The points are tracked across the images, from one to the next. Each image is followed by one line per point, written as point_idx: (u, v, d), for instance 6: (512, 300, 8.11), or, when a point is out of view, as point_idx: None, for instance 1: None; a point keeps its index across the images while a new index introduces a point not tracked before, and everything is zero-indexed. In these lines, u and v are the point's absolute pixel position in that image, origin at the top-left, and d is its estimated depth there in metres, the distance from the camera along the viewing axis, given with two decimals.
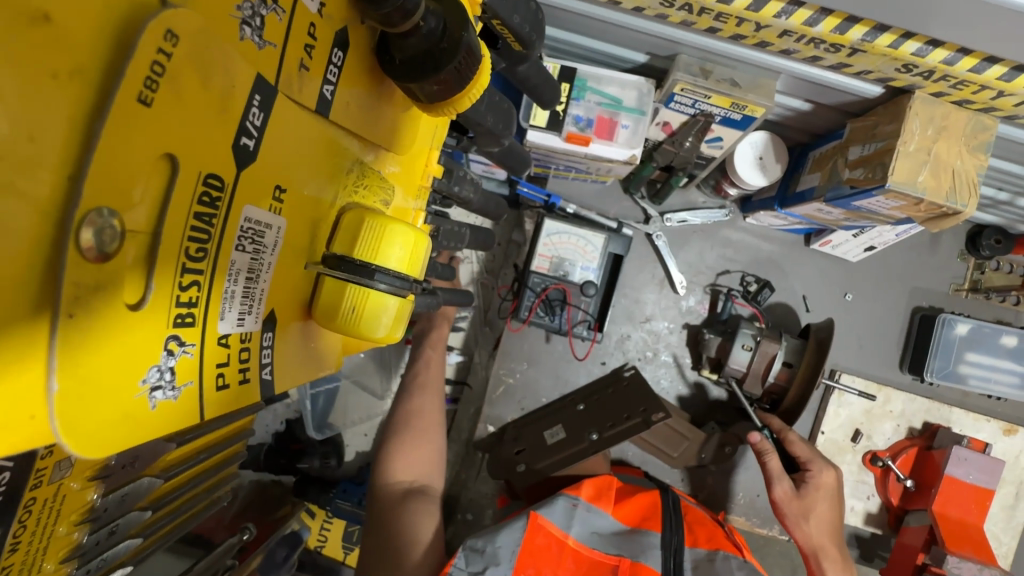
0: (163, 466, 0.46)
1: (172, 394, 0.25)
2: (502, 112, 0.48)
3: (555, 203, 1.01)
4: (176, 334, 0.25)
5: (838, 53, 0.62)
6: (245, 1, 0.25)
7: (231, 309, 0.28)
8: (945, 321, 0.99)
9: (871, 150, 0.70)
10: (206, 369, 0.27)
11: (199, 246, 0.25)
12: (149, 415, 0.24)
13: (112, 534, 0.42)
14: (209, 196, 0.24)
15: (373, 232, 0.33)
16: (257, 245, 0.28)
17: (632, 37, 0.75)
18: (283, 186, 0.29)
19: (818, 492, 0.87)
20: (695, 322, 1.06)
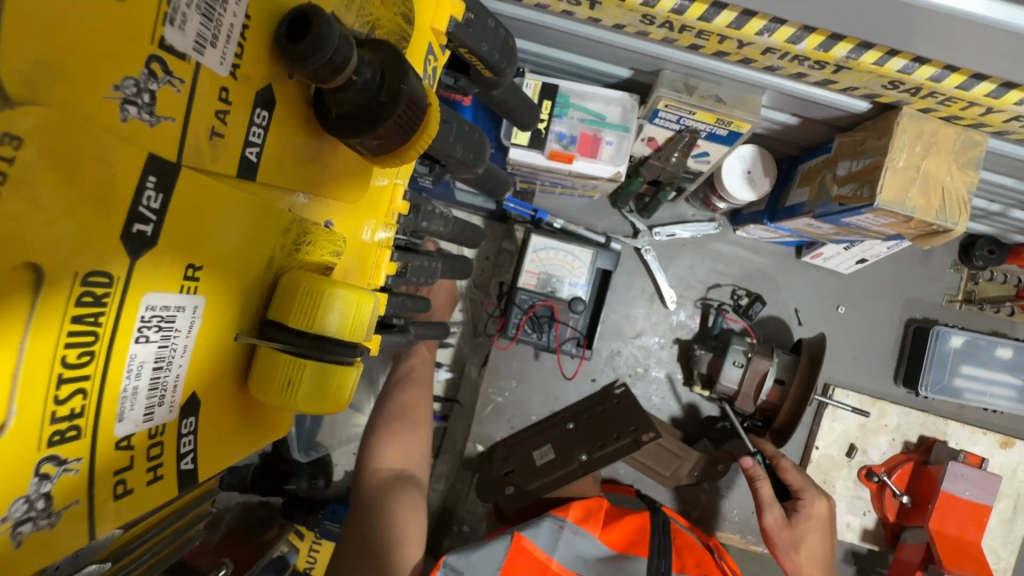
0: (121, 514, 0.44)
1: (47, 522, 0.22)
2: (473, 141, 0.46)
3: (542, 219, 1.00)
4: (53, 454, 0.22)
5: (823, 70, 0.60)
6: (129, 76, 0.22)
7: (133, 408, 0.25)
8: (939, 334, 0.97)
9: (860, 166, 0.68)
10: (100, 479, 0.25)
11: (81, 354, 0.22)
12: (15, 553, 0.21)
13: None
14: (92, 297, 0.22)
15: (312, 298, 0.31)
16: (166, 332, 0.26)
17: (614, 53, 0.73)
18: (199, 264, 0.26)
19: (809, 521, 0.86)
20: (686, 336, 1.04)
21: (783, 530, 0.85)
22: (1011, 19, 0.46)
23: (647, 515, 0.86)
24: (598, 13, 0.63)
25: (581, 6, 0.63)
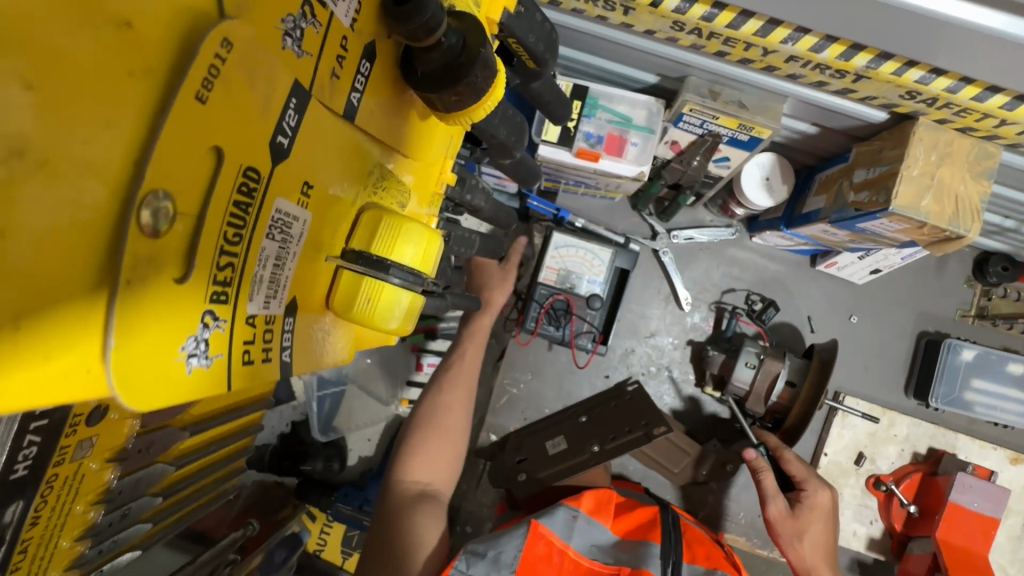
0: (175, 453, 0.48)
1: (204, 364, 0.24)
2: (515, 125, 0.50)
3: (564, 217, 1.03)
4: (212, 309, 0.24)
5: (843, 79, 0.64)
6: (289, 14, 0.26)
7: (259, 292, 0.28)
8: (951, 346, 0.98)
9: (876, 173, 0.71)
10: (235, 345, 0.27)
11: (236, 231, 0.25)
12: (186, 380, 0.24)
13: (125, 517, 0.44)
14: (247, 186, 0.25)
15: (389, 231, 0.35)
16: (285, 235, 0.29)
17: (644, 59, 0.77)
18: (310, 182, 0.30)
19: (813, 512, 0.87)
20: (699, 338, 1.07)
21: (786, 520, 0.86)
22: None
23: (658, 510, 0.87)
24: (631, 19, 0.67)
25: (615, 12, 0.67)
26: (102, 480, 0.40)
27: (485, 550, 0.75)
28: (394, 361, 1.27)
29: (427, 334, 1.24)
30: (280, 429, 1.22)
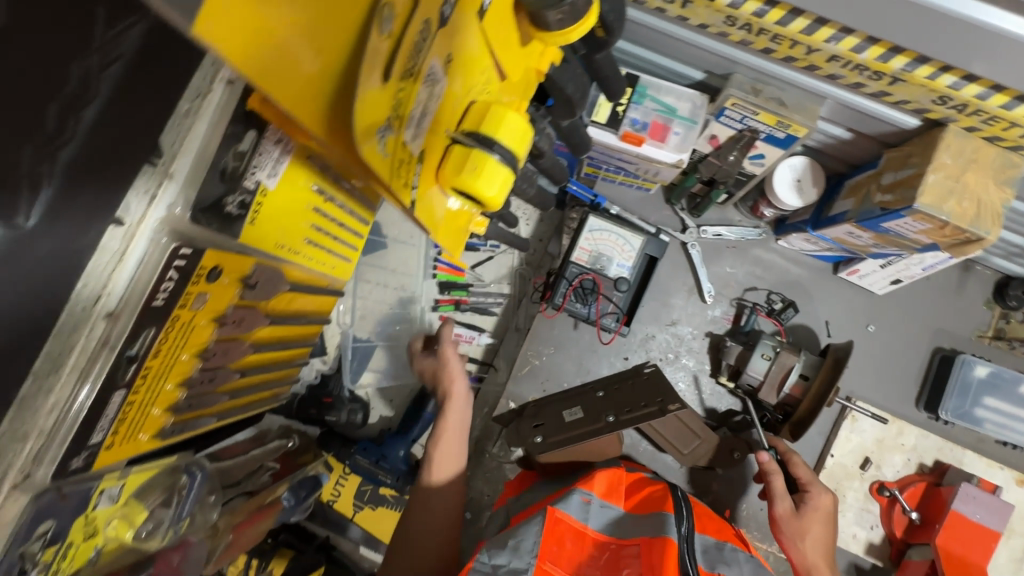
0: (254, 338, 0.57)
1: (380, 154, 0.30)
2: (582, 82, 0.56)
3: (600, 203, 1.09)
4: (393, 116, 0.30)
5: (880, 81, 0.69)
6: None
7: (413, 127, 0.33)
8: (964, 361, 1.01)
9: (903, 175, 0.76)
10: (393, 161, 0.32)
11: (415, 64, 0.31)
12: (372, 160, 0.29)
13: (211, 379, 0.53)
14: (425, 30, 0.31)
15: (495, 116, 0.40)
16: (433, 89, 0.34)
17: (694, 54, 0.83)
18: (453, 55, 0.35)
19: (817, 513, 0.87)
20: (718, 331, 1.11)
21: (791, 519, 0.86)
22: None
23: (667, 487, 0.85)
24: (687, 12, 0.74)
25: (673, 5, 0.73)
26: (202, 340, 0.48)
27: (504, 540, 0.75)
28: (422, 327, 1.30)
29: (457, 304, 1.29)
30: (308, 379, 1.28)
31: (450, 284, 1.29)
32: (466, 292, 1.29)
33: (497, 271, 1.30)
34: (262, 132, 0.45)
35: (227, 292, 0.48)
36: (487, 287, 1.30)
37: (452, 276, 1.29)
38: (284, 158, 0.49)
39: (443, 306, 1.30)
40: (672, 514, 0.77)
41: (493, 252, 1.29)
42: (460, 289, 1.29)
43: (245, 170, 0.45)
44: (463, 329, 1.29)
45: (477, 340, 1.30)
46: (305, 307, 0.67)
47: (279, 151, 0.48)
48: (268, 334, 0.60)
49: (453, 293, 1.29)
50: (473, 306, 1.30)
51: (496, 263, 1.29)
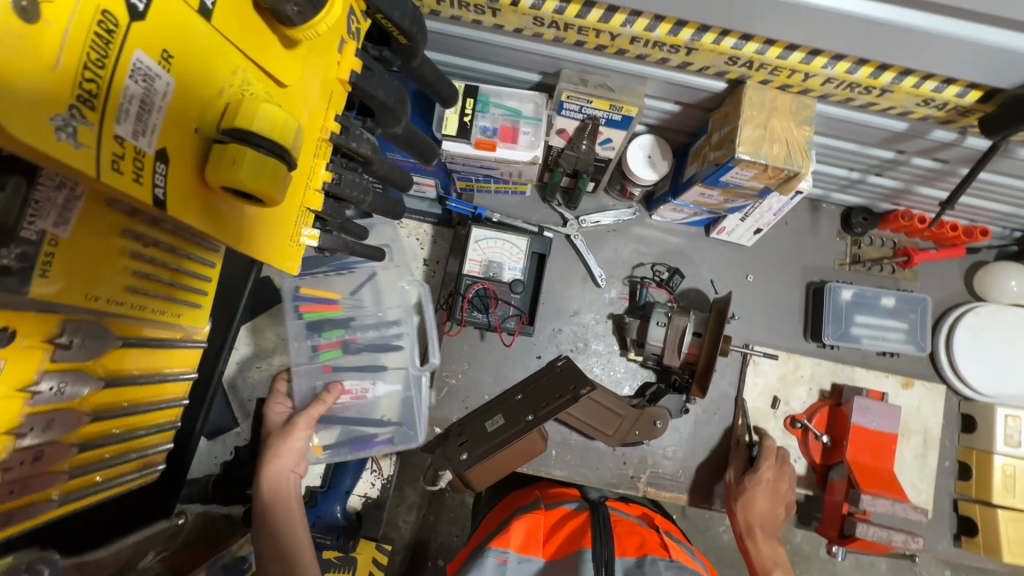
0: (91, 406, 0.60)
1: (72, 138, 0.30)
2: (393, 89, 0.58)
3: (481, 214, 1.13)
4: (77, 106, 0.30)
5: (679, 53, 0.77)
6: None
7: (127, 120, 0.33)
8: (831, 289, 1.12)
9: (724, 132, 0.84)
10: (104, 150, 0.32)
11: (97, 58, 0.31)
12: (67, 146, 0.30)
13: (36, 459, 0.54)
14: (106, 25, 0.31)
15: (247, 108, 0.39)
16: (148, 85, 0.34)
17: (522, 58, 0.88)
18: (169, 51, 0.35)
19: (761, 485, 1.00)
20: (619, 311, 1.16)
21: (733, 488, 1.02)
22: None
23: (587, 513, 0.87)
24: (500, 20, 0.78)
25: (485, 15, 0.77)
26: (11, 417, 0.50)
27: None
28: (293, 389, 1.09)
29: (345, 347, 1.12)
30: (223, 457, 1.22)
31: (324, 324, 1.14)
32: (346, 329, 1.14)
33: (388, 303, 1.16)
34: (34, 178, 0.42)
35: (30, 355, 0.50)
36: (376, 317, 1.15)
37: (323, 313, 1.14)
38: (76, 203, 0.46)
39: (325, 353, 1.12)
40: (590, 548, 0.79)
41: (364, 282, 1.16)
42: (335, 328, 1.14)
43: (20, 220, 0.42)
44: (356, 377, 1.11)
45: (372, 390, 1.12)
46: (154, 363, 0.68)
47: (64, 197, 0.45)
48: (111, 401, 0.62)
49: (332, 335, 1.13)
50: (367, 344, 1.14)
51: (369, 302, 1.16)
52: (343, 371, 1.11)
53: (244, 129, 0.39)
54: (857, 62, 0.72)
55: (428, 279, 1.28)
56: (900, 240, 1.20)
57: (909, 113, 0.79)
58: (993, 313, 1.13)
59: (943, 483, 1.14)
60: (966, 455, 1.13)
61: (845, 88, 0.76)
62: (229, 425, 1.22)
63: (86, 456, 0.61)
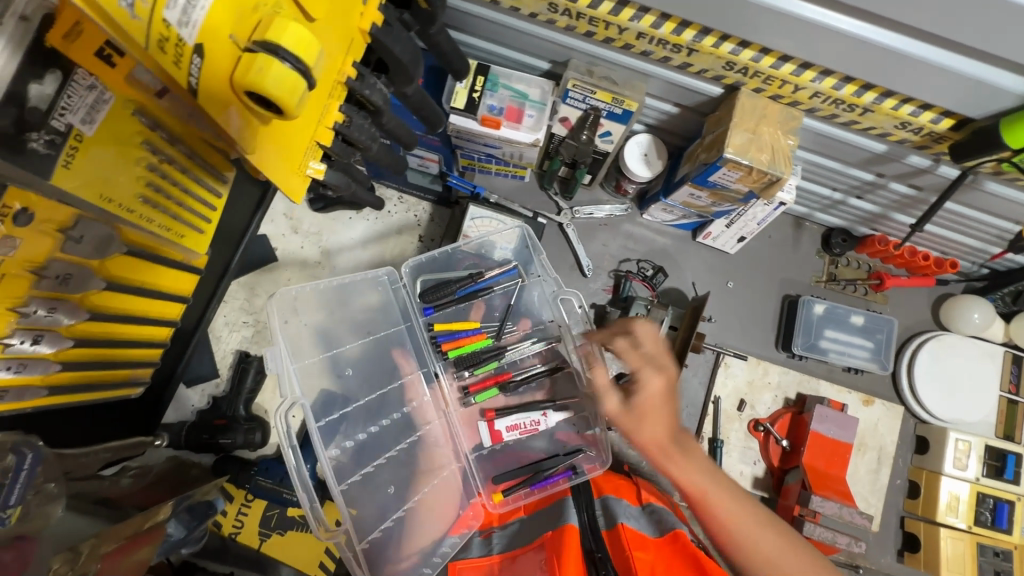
0: (91, 307, 0.65)
1: (126, 7, 0.37)
2: (410, 48, 0.62)
3: (479, 193, 1.15)
4: None
5: (681, 53, 0.82)
6: None
7: (173, 8, 0.39)
8: (805, 302, 1.17)
9: (716, 133, 0.89)
10: (149, 27, 0.39)
11: None
12: (121, 13, 0.37)
13: (34, 343, 0.60)
14: None
15: (281, 22, 0.42)
16: None
17: (536, 44, 0.93)
18: None
19: (649, 402, 0.75)
20: (601, 302, 1.20)
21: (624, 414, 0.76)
22: (791, 7, 0.67)
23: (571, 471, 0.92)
24: (517, 3, 0.82)
25: None
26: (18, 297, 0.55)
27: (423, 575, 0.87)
28: (454, 435, 0.96)
29: (502, 385, 0.96)
30: (199, 405, 1.23)
31: (474, 359, 0.96)
32: (498, 362, 0.97)
33: (500, 330, 0.99)
34: (70, 74, 0.46)
35: (43, 242, 0.55)
36: (522, 344, 0.99)
37: (470, 346, 0.97)
38: (103, 107, 0.51)
39: (479, 394, 0.96)
40: (572, 496, 0.87)
41: (499, 299, 1.01)
42: (487, 363, 0.96)
43: (51, 110, 0.46)
44: (519, 415, 0.95)
45: (546, 422, 0.95)
46: (148, 277, 0.72)
47: (93, 98, 0.49)
48: (110, 309, 0.68)
49: (484, 372, 0.97)
50: (524, 375, 0.97)
51: (389, 361, 0.96)
52: (504, 412, 0.95)
53: (277, 41, 0.42)
54: (843, 79, 0.77)
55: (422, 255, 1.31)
56: (875, 264, 1.25)
57: (888, 135, 0.85)
58: (954, 342, 1.18)
59: (892, 500, 1.19)
60: (916, 475, 1.17)
61: (831, 104, 0.82)
62: (209, 374, 1.24)
63: (78, 354, 0.67)
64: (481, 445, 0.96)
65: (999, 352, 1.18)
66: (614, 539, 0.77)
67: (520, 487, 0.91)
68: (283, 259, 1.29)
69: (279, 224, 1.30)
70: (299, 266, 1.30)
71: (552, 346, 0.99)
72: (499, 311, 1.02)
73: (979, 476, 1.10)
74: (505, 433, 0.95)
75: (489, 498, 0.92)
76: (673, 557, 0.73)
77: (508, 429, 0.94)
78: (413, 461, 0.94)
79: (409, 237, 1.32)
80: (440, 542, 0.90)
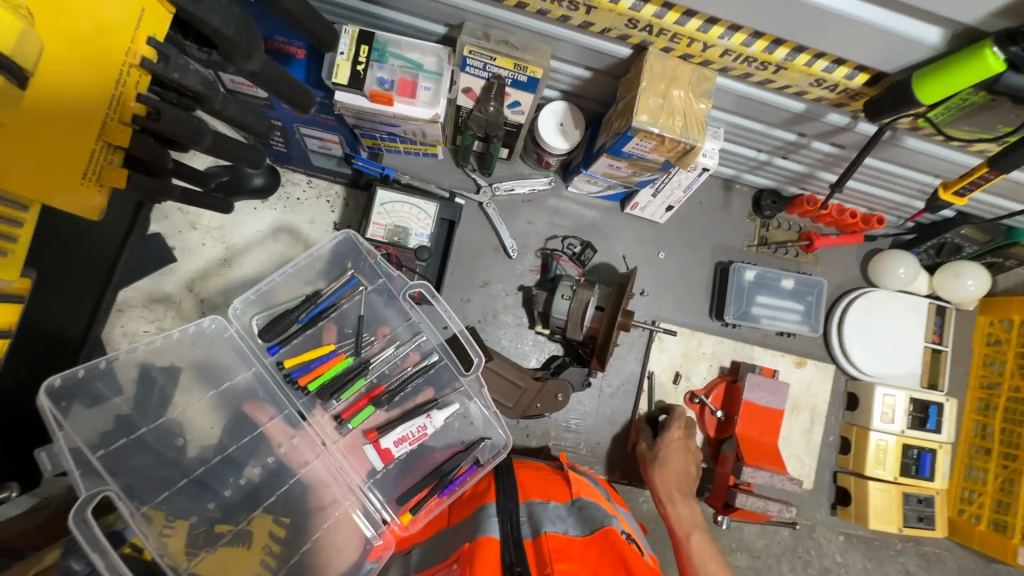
0: None
1: None
2: (236, 19, 0.51)
3: (389, 175, 1.06)
4: None
5: (579, 11, 0.73)
6: None
7: None
8: (736, 269, 1.15)
9: (625, 100, 0.83)
10: None
11: None
12: None
13: None
14: None
15: None
16: None
17: (424, 5, 0.82)
18: None
19: (675, 442, 1.02)
20: (529, 283, 1.14)
21: (650, 447, 1.04)
22: None
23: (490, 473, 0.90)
24: None
25: None
26: None
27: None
28: (342, 469, 0.89)
29: (376, 401, 0.90)
30: None
31: (337, 385, 0.89)
32: (364, 378, 0.91)
33: (356, 354, 0.91)
34: None
35: None
36: (381, 353, 0.93)
37: (329, 373, 0.89)
38: None
39: (355, 418, 0.90)
40: (494, 502, 0.82)
41: (352, 313, 0.93)
42: (352, 384, 0.90)
43: None
44: (404, 426, 0.88)
45: (433, 424, 0.89)
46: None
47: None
48: None
49: (353, 394, 0.91)
50: (395, 385, 0.92)
51: (240, 415, 0.87)
52: (387, 427, 0.89)
53: None
54: (752, 34, 0.71)
55: None
56: (806, 225, 1.23)
57: (804, 93, 0.80)
58: (881, 299, 1.19)
59: (826, 457, 1.21)
60: (847, 431, 1.19)
61: (743, 62, 0.75)
62: None
63: None
64: (375, 470, 0.90)
65: (923, 305, 1.20)
66: (536, 549, 0.74)
67: (428, 499, 0.87)
68: (183, 259, 1.17)
69: (173, 222, 1.18)
70: (199, 266, 1.18)
71: (419, 344, 0.93)
72: (353, 326, 0.93)
73: (904, 428, 1.13)
74: (394, 449, 0.89)
75: (399, 521, 0.87)
76: (601, 559, 0.72)
77: (396, 443, 0.88)
78: (306, 500, 0.88)
79: (321, 227, 1.21)
80: (361, 568, 0.85)
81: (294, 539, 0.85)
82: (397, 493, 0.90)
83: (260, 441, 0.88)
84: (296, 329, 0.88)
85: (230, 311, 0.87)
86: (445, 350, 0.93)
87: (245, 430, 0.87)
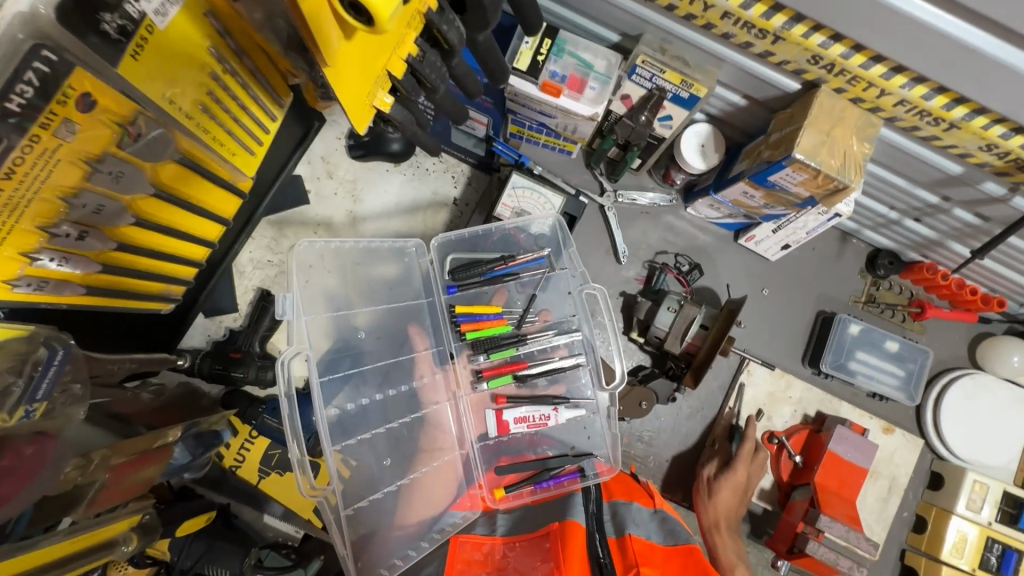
0: (138, 213, 0.66)
1: None
2: None
3: (524, 162, 1.10)
4: None
5: (765, 40, 0.77)
6: None
7: None
8: (841, 320, 1.14)
9: (784, 133, 0.86)
10: None
11: None
12: None
13: (79, 238, 0.61)
14: None
15: None
16: None
17: (610, 13, 0.89)
18: None
19: None
20: (632, 291, 1.17)
21: None
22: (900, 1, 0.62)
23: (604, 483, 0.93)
24: None
25: None
26: (71, 183, 0.56)
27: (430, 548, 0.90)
28: (462, 418, 0.96)
29: (517, 374, 0.95)
30: (215, 336, 1.20)
31: (492, 344, 0.96)
32: (515, 352, 0.96)
33: (509, 319, 0.98)
34: None
35: (103, 132, 0.55)
36: (540, 335, 0.98)
37: (489, 331, 0.96)
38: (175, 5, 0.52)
39: (493, 379, 0.95)
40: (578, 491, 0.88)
41: (524, 288, 1.00)
42: (505, 349, 0.96)
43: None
44: (529, 407, 0.94)
45: (556, 417, 0.95)
46: (196, 192, 0.73)
47: None
48: (154, 217, 0.69)
49: (500, 359, 0.97)
50: (541, 368, 0.96)
51: (401, 338, 0.96)
52: (515, 402, 0.95)
53: None
54: (935, 89, 0.73)
55: (454, 219, 1.29)
56: (918, 292, 1.21)
57: (968, 155, 0.81)
58: (987, 384, 1.15)
59: (896, 532, 1.17)
60: (925, 510, 1.15)
61: (915, 115, 0.77)
62: (228, 307, 1.21)
63: (117, 259, 0.68)
64: (487, 435, 0.96)
65: None
66: (621, 549, 0.78)
67: (524, 484, 0.92)
68: (316, 203, 1.27)
69: (315, 167, 1.28)
70: (332, 211, 1.28)
71: (572, 341, 0.99)
72: (521, 301, 1.00)
73: (991, 521, 1.08)
74: (512, 425, 0.94)
75: (490, 491, 0.92)
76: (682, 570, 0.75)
77: (517, 420, 0.94)
78: (406, 440, 0.93)
79: (443, 200, 1.29)
80: (443, 517, 0.92)
81: (395, 468, 0.91)
82: (496, 463, 0.96)
83: (409, 367, 0.95)
84: (474, 283, 0.96)
85: (433, 243, 0.96)
86: (594, 354, 0.98)
87: (401, 354, 0.95)
